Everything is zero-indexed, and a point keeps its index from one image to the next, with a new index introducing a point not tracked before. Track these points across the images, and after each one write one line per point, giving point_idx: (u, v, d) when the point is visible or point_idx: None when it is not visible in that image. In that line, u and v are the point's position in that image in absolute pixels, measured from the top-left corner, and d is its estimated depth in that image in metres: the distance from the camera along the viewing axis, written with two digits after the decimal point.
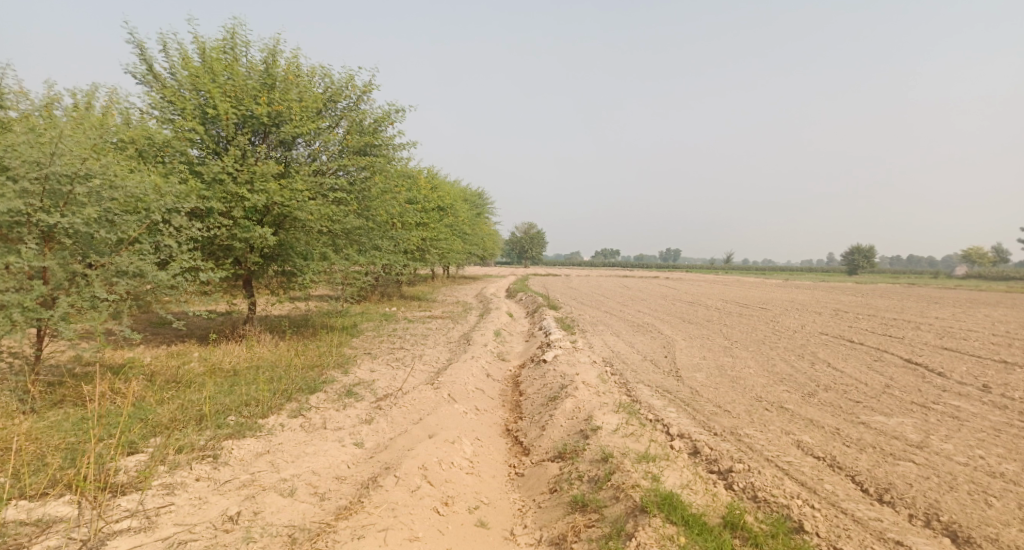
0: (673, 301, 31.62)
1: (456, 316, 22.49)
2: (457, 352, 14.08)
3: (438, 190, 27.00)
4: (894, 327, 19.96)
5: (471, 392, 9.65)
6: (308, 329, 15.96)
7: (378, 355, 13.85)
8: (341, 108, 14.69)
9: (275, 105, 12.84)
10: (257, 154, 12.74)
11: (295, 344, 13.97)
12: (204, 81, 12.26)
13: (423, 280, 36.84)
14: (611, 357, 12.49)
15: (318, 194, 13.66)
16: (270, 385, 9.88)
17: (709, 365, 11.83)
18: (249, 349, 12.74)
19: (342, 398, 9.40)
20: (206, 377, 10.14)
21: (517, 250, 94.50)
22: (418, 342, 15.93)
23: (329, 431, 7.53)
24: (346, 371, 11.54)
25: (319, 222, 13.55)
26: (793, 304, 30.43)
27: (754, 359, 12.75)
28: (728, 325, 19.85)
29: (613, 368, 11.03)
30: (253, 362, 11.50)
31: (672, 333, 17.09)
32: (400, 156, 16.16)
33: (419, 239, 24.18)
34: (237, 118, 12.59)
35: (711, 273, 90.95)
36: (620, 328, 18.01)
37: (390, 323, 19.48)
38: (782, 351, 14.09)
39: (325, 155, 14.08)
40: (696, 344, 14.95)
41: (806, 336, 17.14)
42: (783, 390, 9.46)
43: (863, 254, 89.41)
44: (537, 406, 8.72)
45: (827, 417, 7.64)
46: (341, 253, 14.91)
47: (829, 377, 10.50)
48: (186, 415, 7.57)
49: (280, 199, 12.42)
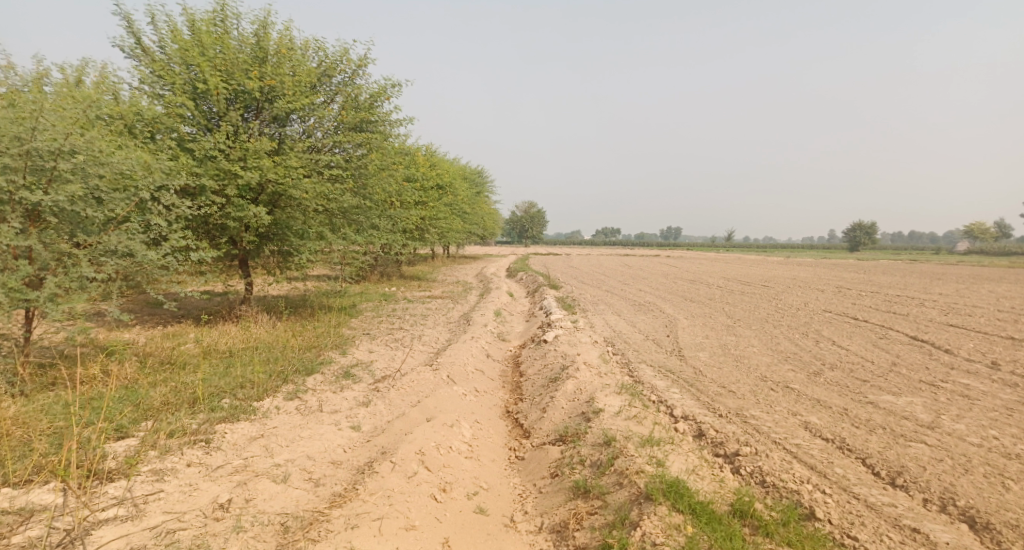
0: (675, 279, 31.42)
1: (456, 295, 22.34)
2: (456, 332, 13.92)
3: (436, 168, 26.61)
4: (898, 304, 19.77)
5: (470, 373, 9.49)
6: (306, 309, 15.79)
7: (377, 335, 13.69)
8: (336, 83, 14.32)
9: (267, 80, 12.49)
10: (249, 130, 12.43)
11: (292, 325, 13.80)
12: (194, 55, 11.90)
13: (423, 260, 36.64)
14: (612, 336, 12.33)
15: (313, 171, 13.38)
16: (266, 367, 9.71)
17: (712, 344, 11.66)
18: (246, 330, 12.58)
19: (340, 380, 9.25)
20: (201, 359, 9.98)
21: (517, 229, 94.11)
22: (417, 322, 15.77)
23: (324, 414, 7.38)
24: (344, 352, 11.39)
25: (314, 201, 13.29)
26: (795, 282, 30.25)
27: (757, 337, 12.57)
28: (730, 303, 19.66)
29: (614, 348, 10.86)
30: (249, 343, 11.34)
31: (674, 311, 16.92)
32: (397, 133, 15.81)
33: (418, 218, 23.90)
34: (228, 93, 12.25)
35: (712, 250, 90.60)
36: (621, 307, 17.83)
37: (390, 303, 19.31)
38: (785, 329, 13.92)
39: (320, 131, 13.76)
40: (698, 322, 14.77)
41: (810, 314, 16.98)
42: (788, 369, 9.29)
43: (865, 231, 89.06)
44: (537, 387, 8.56)
45: (834, 397, 7.47)
46: (338, 232, 14.68)
47: (834, 356, 10.33)
48: (179, 398, 7.41)
49: (274, 176, 12.15)
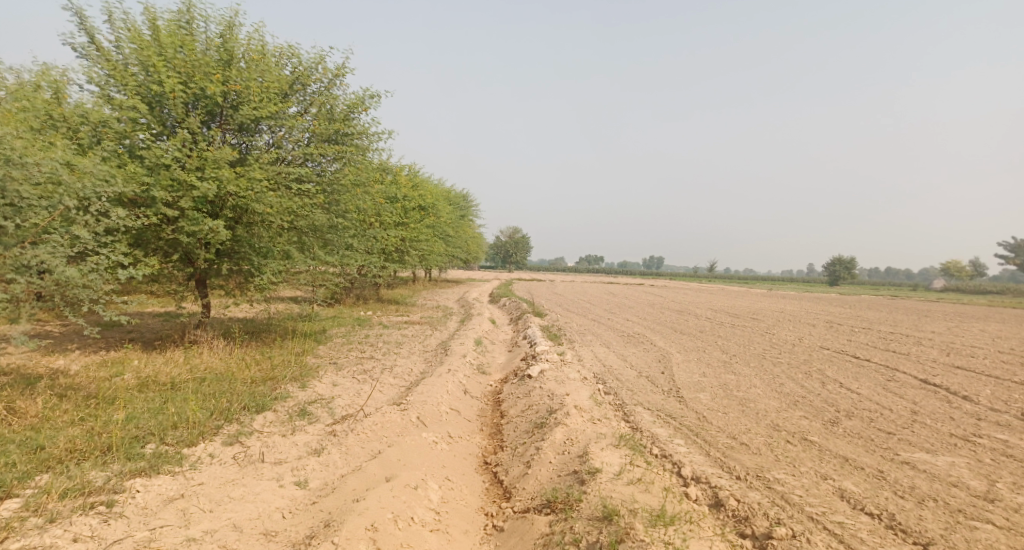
0: (661, 309, 30.56)
1: (435, 322, 21.17)
2: (432, 364, 12.78)
3: (419, 188, 25.64)
4: (894, 342, 19.03)
5: (443, 413, 8.37)
6: (270, 335, 14.58)
7: (344, 366, 12.53)
8: (310, 92, 13.34)
9: (232, 84, 11.48)
10: (210, 139, 11.36)
11: (251, 352, 12.56)
12: (150, 55, 10.85)
13: (404, 284, 35.48)
14: (602, 372, 11.27)
15: (280, 185, 12.31)
16: (209, 404, 8.50)
17: (711, 383, 10.67)
18: (196, 358, 11.38)
19: (293, 421, 8.07)
20: (136, 393, 8.77)
21: (501, 255, 93.34)
22: (390, 351, 14.59)
23: (266, 466, 6.21)
24: (304, 385, 10.19)
25: (279, 217, 12.19)
26: (785, 315, 29.60)
27: (758, 377, 11.60)
28: (723, 337, 18.74)
29: (605, 387, 9.80)
30: (197, 373, 10.12)
31: (666, 345, 15.95)
32: (375, 148, 14.82)
33: (397, 239, 22.83)
34: (187, 97, 11.20)
35: (696, 281, 90.47)
36: (609, 338, 16.82)
37: (363, 329, 18.12)
38: (786, 368, 12.99)
39: (290, 142, 12.72)
40: (693, 358, 13.79)
41: (807, 351, 16.11)
42: (800, 416, 8.31)
43: (845, 265, 89.89)
44: (520, 433, 7.47)
45: (862, 454, 6.48)
46: (306, 251, 13.55)
47: (847, 401, 9.37)
48: (89, 443, 6.20)
49: (234, 188, 11.06)
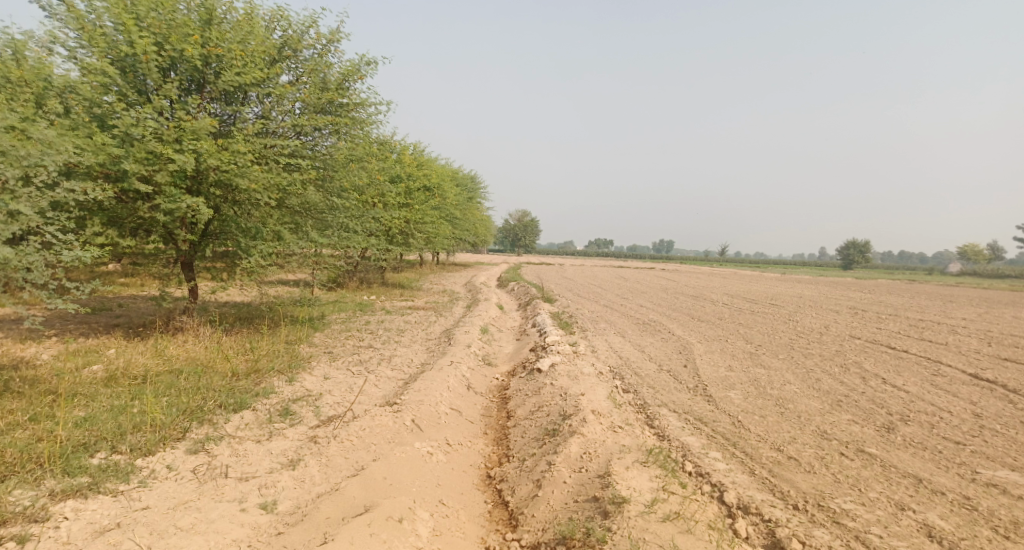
0: (675, 295, 29.41)
1: (440, 307, 20.25)
2: (433, 354, 11.81)
3: (424, 168, 24.48)
4: (928, 331, 17.83)
5: (442, 415, 7.43)
6: (262, 321, 13.69)
7: (339, 356, 11.62)
8: (302, 58, 12.26)
9: (212, 46, 10.43)
10: (189, 107, 10.35)
11: (239, 341, 11.70)
12: (121, 12, 9.81)
13: (410, 268, 34.56)
14: (619, 366, 10.26)
15: (268, 159, 11.31)
16: (179, 402, 7.59)
17: (740, 379, 9.63)
18: (178, 348, 10.53)
19: (272, 424, 7.16)
20: (101, 387, 7.90)
21: (510, 239, 91.97)
22: (390, 340, 13.64)
23: (229, 482, 5.30)
24: (291, 379, 9.28)
25: (267, 194, 11.16)
26: (805, 302, 28.36)
27: (790, 371, 10.54)
28: (744, 325, 17.62)
29: (624, 384, 8.81)
30: (174, 364, 9.24)
31: (685, 334, 14.90)
32: (374, 121, 13.74)
33: (401, 220, 21.79)
34: (163, 60, 10.18)
35: (708, 264, 88.98)
36: (623, 326, 15.78)
37: (364, 315, 17.21)
38: (818, 360, 11.90)
39: (279, 113, 11.67)
40: (716, 349, 12.73)
41: (837, 341, 14.98)
42: (849, 421, 7.28)
43: (859, 249, 88.15)
44: (528, 440, 6.52)
45: (936, 471, 5.45)
46: (299, 232, 12.57)
47: (897, 401, 8.30)
48: (23, 455, 5.33)
49: (214, 162, 10.04)
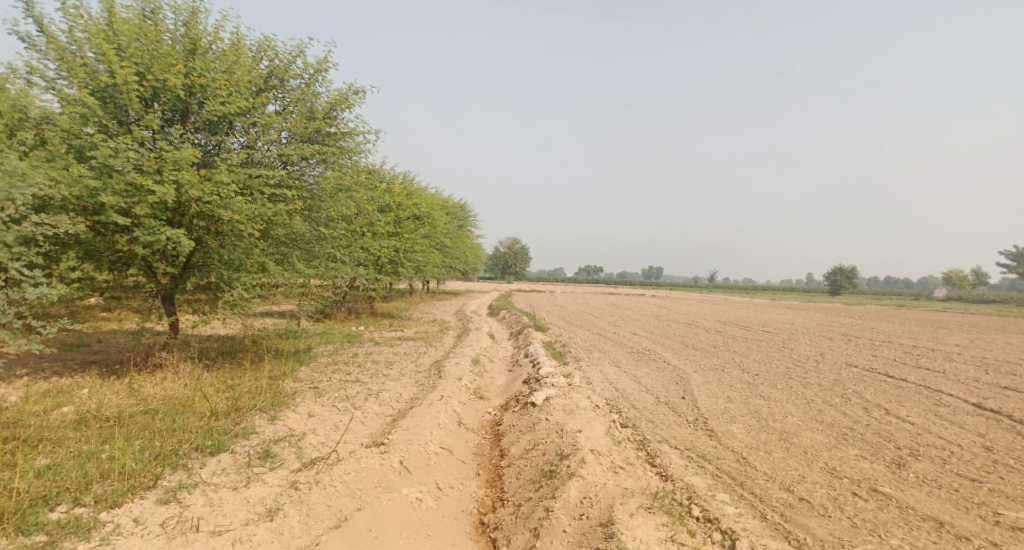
0: (668, 322, 29.17)
1: (430, 337, 19.85)
2: (423, 388, 11.41)
3: (414, 196, 24.27)
4: (924, 357, 17.67)
5: (432, 456, 7.05)
6: (246, 355, 13.26)
7: (326, 391, 11.21)
8: (288, 88, 12.10)
9: (195, 76, 10.24)
10: (171, 138, 10.12)
11: (221, 377, 11.28)
12: (102, 42, 9.62)
13: (399, 297, 34.15)
14: (616, 398, 9.93)
15: (252, 189, 11.04)
16: (152, 445, 7.18)
17: (740, 412, 9.32)
18: (156, 385, 10.11)
19: (250, 469, 6.76)
20: (70, 431, 7.47)
21: (500, 266, 91.82)
22: (378, 373, 13.22)
23: (200, 537, 5.00)
24: (274, 417, 8.87)
25: (251, 226, 10.87)
26: (797, 328, 28.22)
27: (791, 402, 10.25)
28: (739, 352, 17.34)
29: (622, 419, 8.48)
30: (150, 404, 8.82)
31: (680, 363, 14.60)
32: (362, 151, 13.55)
33: (390, 249, 21.48)
34: (144, 90, 9.96)
35: (698, 291, 89.17)
36: (618, 356, 15.44)
37: (352, 347, 16.78)
38: (818, 390, 11.62)
39: (265, 143, 11.44)
40: (713, 379, 12.43)
41: (835, 368, 14.75)
42: (858, 456, 6.99)
43: (846, 274, 88.83)
44: (524, 482, 6.17)
45: (956, 513, 5.17)
46: (284, 263, 12.25)
47: (905, 434, 8.02)
48: None
49: (196, 193, 9.76)
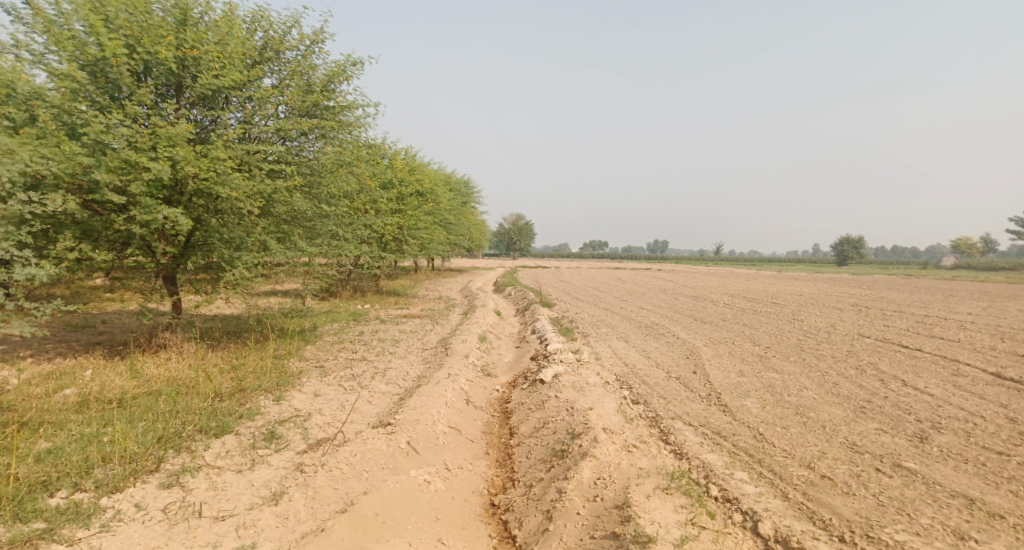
0: (674, 295, 28.89)
1: (436, 315, 19.68)
2: (430, 366, 11.25)
3: (416, 172, 23.88)
4: (937, 327, 17.41)
5: (441, 436, 6.90)
6: (250, 335, 13.13)
7: (332, 370, 11.08)
8: (284, 60, 11.73)
9: (187, 48, 9.90)
10: (164, 113, 9.83)
11: (226, 357, 11.15)
12: (89, 13, 9.26)
13: (404, 274, 33.97)
14: (626, 374, 9.74)
15: (250, 165, 10.77)
16: (155, 428, 7.05)
17: (754, 386, 9.11)
18: (159, 367, 9.98)
19: (255, 450, 6.62)
20: (71, 414, 7.34)
21: (505, 242, 91.42)
22: (384, 351, 13.07)
23: (203, 523, 4.88)
24: (279, 397, 8.74)
25: (250, 203, 10.62)
26: (806, 300, 27.93)
27: (805, 375, 10.03)
28: (749, 325, 17.10)
29: (633, 395, 8.29)
30: (154, 386, 8.69)
31: (690, 337, 14.39)
32: (362, 125, 13.22)
33: (394, 227, 21.20)
34: (135, 64, 9.63)
35: (704, 264, 88.73)
36: (626, 331, 15.23)
37: (358, 325, 16.65)
38: (832, 362, 11.39)
39: (261, 118, 11.13)
40: (724, 353, 12.22)
41: (847, 340, 14.51)
42: (878, 430, 6.79)
43: (853, 245, 88.09)
44: (535, 462, 6.01)
45: (987, 489, 4.99)
46: (285, 241, 12.03)
47: (925, 406, 7.81)
48: None
49: (192, 170, 9.51)
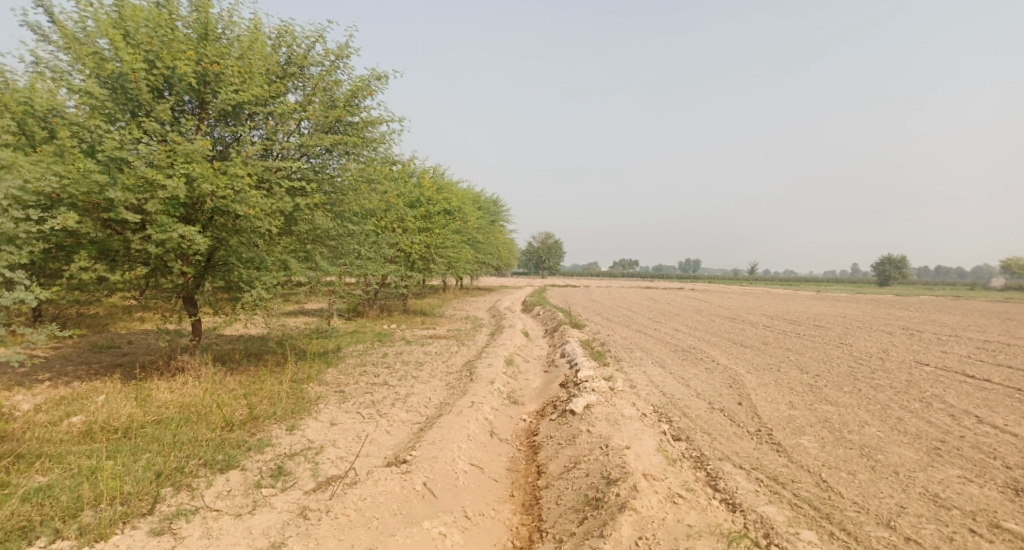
0: (710, 317, 27.78)
1: (462, 336, 19.13)
2: (454, 392, 10.66)
3: (444, 190, 23.53)
4: (1002, 353, 16.09)
5: (460, 476, 6.28)
6: (271, 357, 12.75)
7: (352, 395, 10.59)
8: (308, 75, 11.46)
9: (208, 63, 9.68)
10: (183, 129, 9.60)
11: (244, 381, 10.77)
12: (110, 28, 9.12)
13: (432, 293, 33.61)
14: (664, 405, 8.98)
15: (269, 182, 10.45)
16: (157, 462, 6.60)
17: (808, 421, 8.24)
18: (174, 392, 9.64)
19: (259, 490, 6.10)
20: (72, 444, 6.95)
21: (534, 261, 90.93)
22: (407, 375, 12.51)
23: None
24: (292, 427, 8.23)
25: (269, 221, 10.25)
26: (850, 321, 26.59)
27: (864, 409, 9.09)
28: (794, 350, 16.03)
29: (674, 430, 7.56)
30: (165, 412, 8.31)
31: (731, 363, 13.50)
32: (387, 141, 12.87)
33: (421, 245, 20.81)
34: (154, 79, 9.45)
35: (738, 283, 86.65)
36: (662, 355, 14.37)
37: (382, 347, 16.18)
38: (892, 394, 10.38)
39: (283, 133, 10.83)
40: (770, 381, 11.30)
41: (905, 368, 13.42)
42: (961, 477, 5.93)
43: (895, 264, 85.08)
44: (566, 511, 5.38)
45: None
46: (307, 261, 11.65)
47: (1010, 449, 6.89)
48: None
49: (209, 187, 9.18)
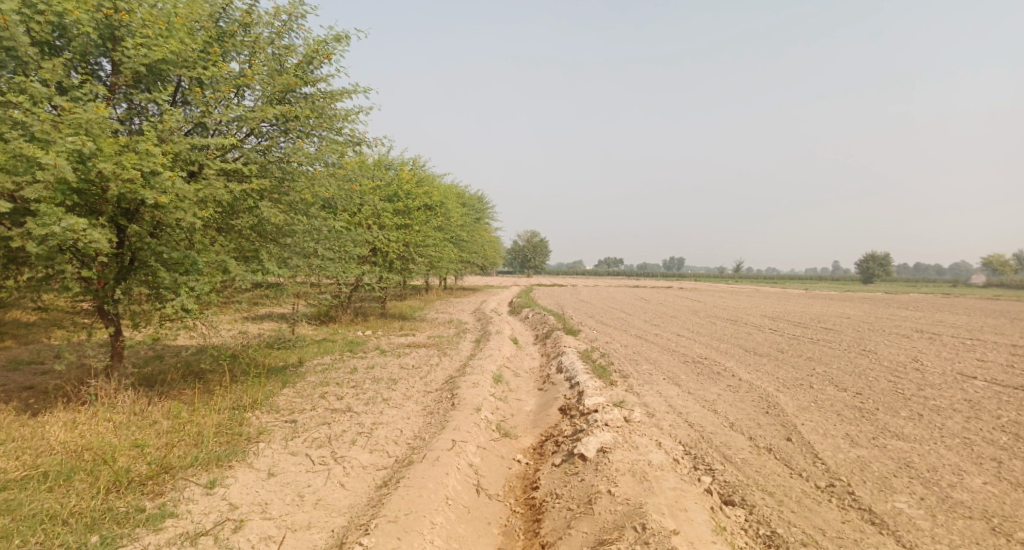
0: (710, 319, 25.99)
1: (444, 343, 17.02)
2: (431, 422, 8.66)
3: (425, 184, 21.45)
4: None
5: None
6: (214, 376, 10.61)
7: (305, 428, 8.53)
8: (253, 36, 9.42)
9: (112, 10, 7.65)
10: (80, 94, 7.56)
11: (170, 409, 8.68)
12: None
13: (413, 295, 31.45)
14: (697, 444, 7.06)
15: (199, 165, 8.41)
16: None
17: (888, 467, 6.38)
18: (73, 428, 7.54)
19: None
20: None
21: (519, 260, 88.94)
22: (376, 396, 10.44)
23: None
24: (212, 482, 6.13)
25: (197, 214, 8.18)
26: (856, 323, 24.97)
27: (944, 445, 7.25)
28: (819, 360, 14.17)
29: (721, 487, 5.68)
30: (43, 463, 6.23)
31: (757, 379, 11.58)
32: (352, 120, 10.84)
33: (397, 243, 18.68)
34: (39, 28, 7.39)
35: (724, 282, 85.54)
36: (674, 369, 12.43)
37: (351, 359, 14.07)
38: (963, 421, 8.56)
39: (218, 106, 8.78)
40: (810, 404, 9.40)
41: (955, 382, 11.60)
42: None
43: (879, 261, 84.70)
44: None
45: None
46: (253, 262, 9.59)
47: None
48: None
49: (109, 168, 7.11)
